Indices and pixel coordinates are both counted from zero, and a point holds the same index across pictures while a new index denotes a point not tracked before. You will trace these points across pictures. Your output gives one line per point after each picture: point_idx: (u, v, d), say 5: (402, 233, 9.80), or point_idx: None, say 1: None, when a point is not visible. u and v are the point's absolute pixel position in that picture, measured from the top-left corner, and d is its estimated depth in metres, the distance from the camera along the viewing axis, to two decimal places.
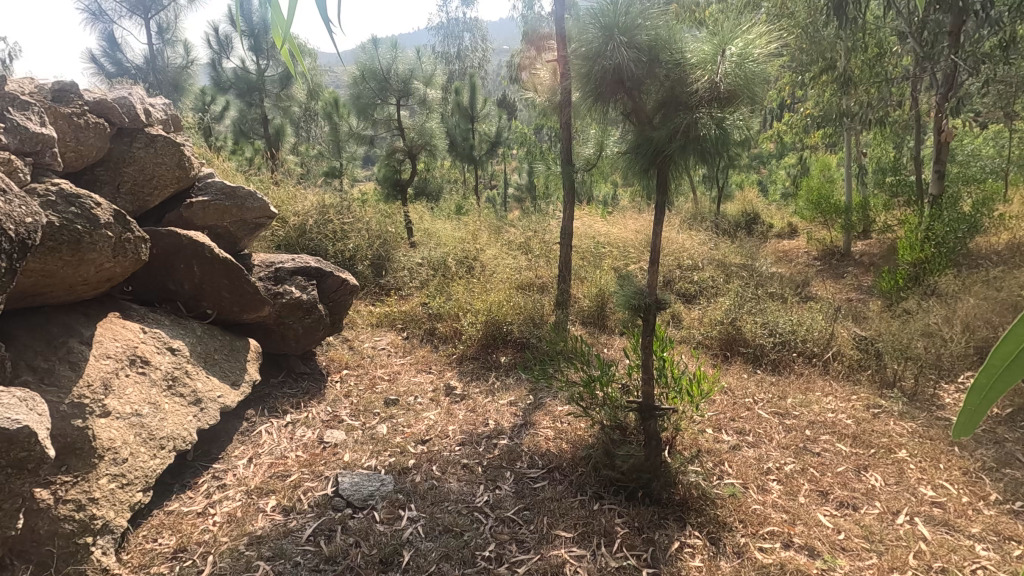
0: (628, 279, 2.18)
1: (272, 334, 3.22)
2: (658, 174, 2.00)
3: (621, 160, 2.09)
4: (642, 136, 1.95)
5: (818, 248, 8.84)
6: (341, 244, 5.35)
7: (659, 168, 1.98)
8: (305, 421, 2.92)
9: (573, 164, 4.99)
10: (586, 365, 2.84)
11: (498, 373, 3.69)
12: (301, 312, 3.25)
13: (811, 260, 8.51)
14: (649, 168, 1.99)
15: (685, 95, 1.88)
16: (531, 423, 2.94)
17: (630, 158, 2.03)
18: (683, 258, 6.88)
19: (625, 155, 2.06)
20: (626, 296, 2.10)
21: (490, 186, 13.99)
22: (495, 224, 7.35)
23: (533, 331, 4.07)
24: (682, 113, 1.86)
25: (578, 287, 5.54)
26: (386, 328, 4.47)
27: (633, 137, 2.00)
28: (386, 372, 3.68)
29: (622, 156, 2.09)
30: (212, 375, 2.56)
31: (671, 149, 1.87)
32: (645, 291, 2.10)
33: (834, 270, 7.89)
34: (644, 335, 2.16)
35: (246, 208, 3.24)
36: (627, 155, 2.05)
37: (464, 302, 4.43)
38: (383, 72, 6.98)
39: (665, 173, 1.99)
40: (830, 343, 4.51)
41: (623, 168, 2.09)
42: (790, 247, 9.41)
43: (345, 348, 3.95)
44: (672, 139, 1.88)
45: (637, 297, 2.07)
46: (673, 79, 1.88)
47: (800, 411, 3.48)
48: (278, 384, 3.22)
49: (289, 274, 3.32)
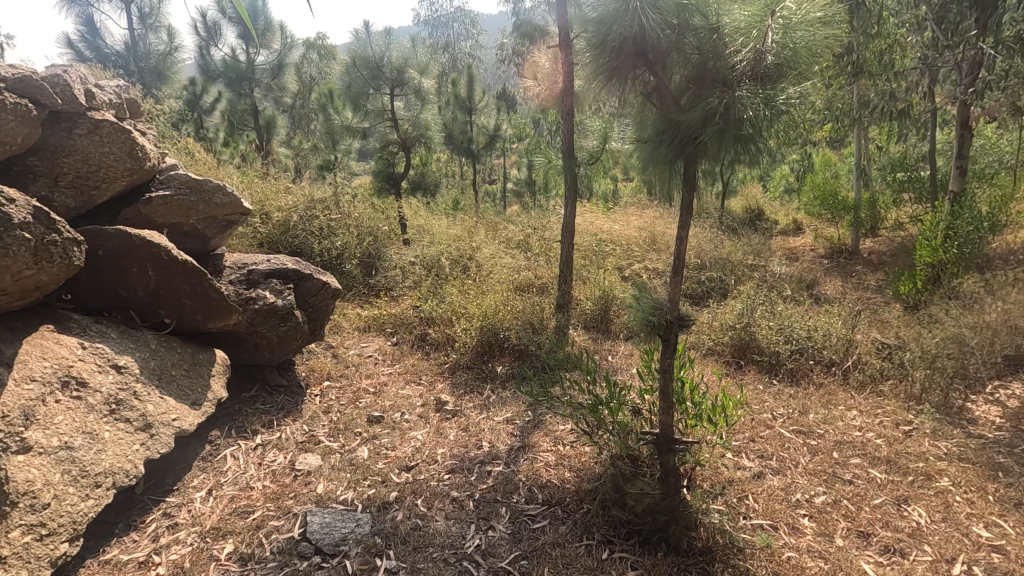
0: (644, 291, 1.88)
1: (244, 343, 2.91)
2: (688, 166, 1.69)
3: (641, 150, 1.78)
4: (667, 119, 1.63)
5: (825, 247, 8.44)
6: (327, 241, 5.00)
7: (689, 158, 1.66)
8: (277, 443, 2.61)
9: (575, 156, 4.68)
10: (592, 382, 2.55)
11: (493, 385, 3.38)
12: (275, 319, 2.95)
13: (818, 258, 8.21)
14: (678, 158, 1.66)
15: (722, 69, 1.56)
16: (529, 446, 2.64)
17: (652, 147, 1.71)
18: (688, 257, 6.57)
19: (646, 144, 1.75)
20: (643, 314, 1.79)
21: (488, 180, 13.67)
22: (492, 220, 7.03)
23: (532, 338, 3.77)
24: (718, 91, 1.53)
25: (580, 288, 5.23)
26: (374, 333, 4.16)
27: (656, 123, 1.69)
28: (371, 384, 3.37)
29: (641, 144, 1.78)
30: (168, 394, 2.26)
31: (705, 135, 1.54)
32: (665, 305, 1.79)
33: (843, 268, 7.60)
34: (662, 357, 1.85)
35: (214, 203, 2.92)
36: (648, 143, 1.73)
37: (459, 304, 4.13)
38: (377, 59, 6.65)
39: (694, 165, 1.68)
40: (850, 350, 4.21)
41: (645, 160, 1.78)
42: (796, 245, 9.10)
43: (328, 357, 3.63)
44: (706, 122, 1.55)
45: (656, 314, 1.77)
46: (709, 50, 1.56)
47: (824, 428, 3.17)
48: (250, 399, 2.91)
49: (263, 277, 3.01)
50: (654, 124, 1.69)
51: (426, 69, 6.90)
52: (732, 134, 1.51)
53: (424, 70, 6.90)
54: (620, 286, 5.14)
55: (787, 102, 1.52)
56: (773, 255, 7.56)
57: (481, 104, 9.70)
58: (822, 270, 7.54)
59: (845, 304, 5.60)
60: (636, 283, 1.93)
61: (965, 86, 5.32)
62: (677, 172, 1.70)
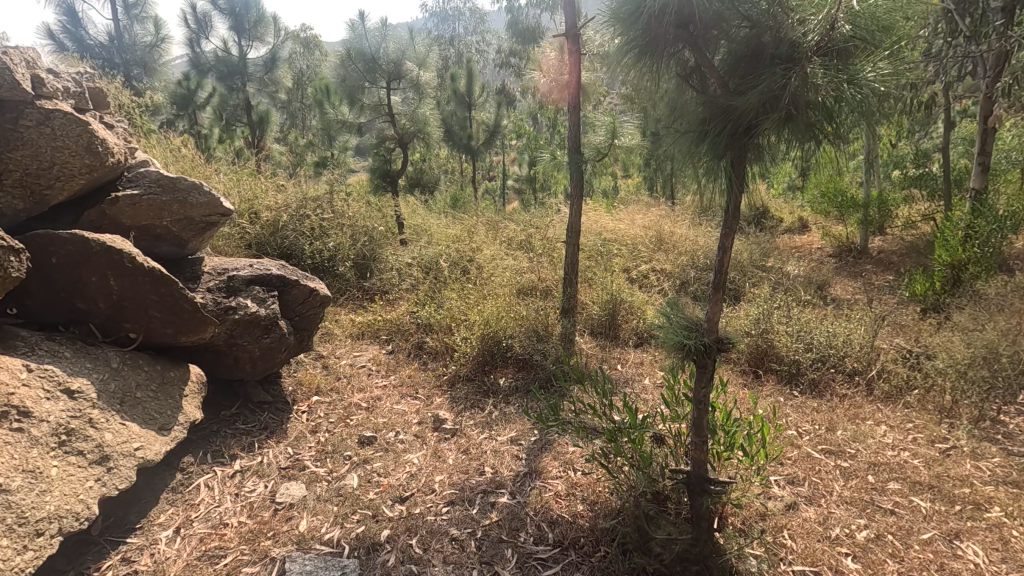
0: (676, 310, 1.69)
1: (223, 357, 2.65)
2: (735, 159, 1.57)
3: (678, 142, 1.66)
4: (714, 105, 1.53)
5: (833, 245, 8.19)
6: (319, 242, 4.73)
7: (739, 150, 1.55)
8: (257, 470, 2.36)
9: (581, 152, 4.42)
10: (608, 402, 2.31)
11: (496, 400, 3.13)
12: (258, 331, 2.69)
13: (826, 257, 7.97)
14: (725, 151, 1.55)
15: (788, 48, 1.43)
16: (537, 472, 2.39)
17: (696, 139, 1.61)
18: (696, 256, 6.29)
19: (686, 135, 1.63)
20: (677, 336, 1.60)
21: (488, 177, 13.40)
22: (492, 219, 6.78)
23: (537, 346, 3.52)
24: (780, 71, 1.41)
25: (585, 291, 4.98)
26: (368, 341, 3.90)
27: (700, 110, 1.59)
28: (364, 399, 3.12)
29: (679, 136, 1.67)
30: (131, 420, 2.01)
31: (765, 123, 1.44)
32: (703, 326, 1.59)
33: (852, 267, 7.38)
34: (698, 385, 1.65)
35: (190, 203, 2.65)
36: (690, 134, 1.62)
37: (458, 310, 3.87)
38: (372, 51, 6.37)
39: (743, 159, 1.58)
40: (874, 358, 3.95)
41: (683, 152, 1.66)
42: (804, 243, 8.86)
43: (318, 368, 3.38)
44: (764, 109, 1.44)
45: (691, 337, 1.58)
46: (769, 25, 1.44)
47: (856, 447, 2.92)
48: (230, 417, 2.66)
49: (244, 284, 2.77)
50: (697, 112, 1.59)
51: (424, 62, 6.64)
52: (801, 120, 1.41)
53: (421, 63, 6.64)
54: (629, 289, 4.89)
55: (876, 77, 1.38)
56: (783, 255, 7.31)
57: (480, 98, 9.45)
58: (832, 269, 7.30)
59: (861, 307, 5.35)
60: (665, 301, 1.73)
61: (989, 79, 5.06)
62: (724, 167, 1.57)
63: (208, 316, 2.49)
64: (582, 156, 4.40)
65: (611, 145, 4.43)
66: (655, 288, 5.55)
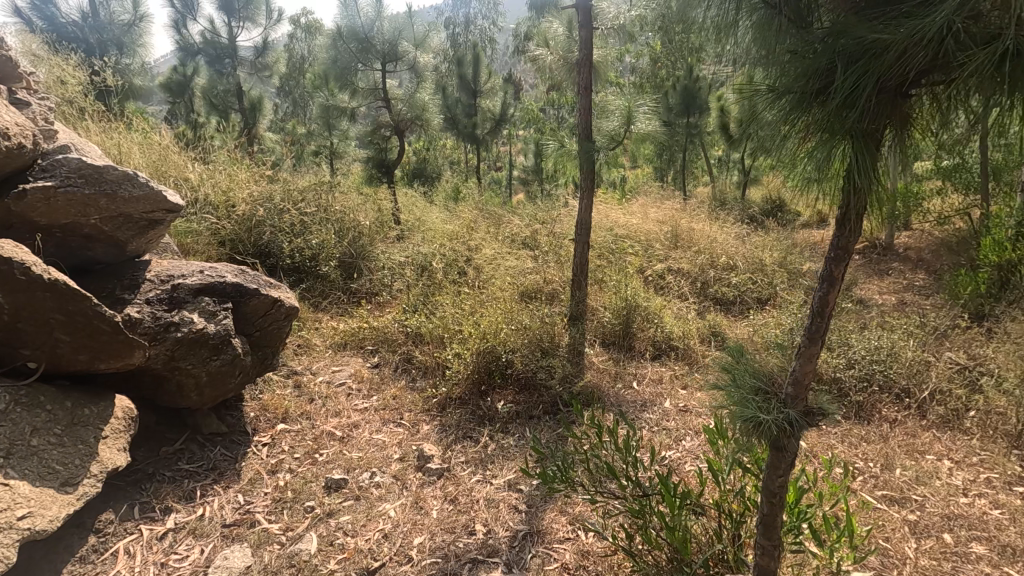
0: (741, 362, 1.45)
1: (163, 385, 2.21)
2: (870, 133, 1.06)
3: (774, 104, 1.16)
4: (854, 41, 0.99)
5: (856, 241, 7.67)
6: (300, 239, 4.27)
7: (879, 118, 1.05)
8: (195, 528, 1.91)
9: (592, 140, 3.94)
10: (631, 454, 1.79)
11: (493, 430, 2.69)
12: (205, 352, 2.25)
13: (848, 253, 7.47)
14: (858, 120, 1.04)
15: None
16: (540, 534, 1.95)
17: (807, 99, 1.10)
18: (715, 255, 5.79)
19: (790, 93, 1.12)
20: (740, 402, 1.38)
21: (493, 168, 12.94)
22: (494, 212, 6.32)
23: (541, 362, 3.06)
24: None
25: (595, 294, 4.52)
26: (350, 353, 3.45)
27: (813, 56, 1.07)
28: (339, 427, 2.69)
29: (775, 95, 1.15)
30: (17, 479, 1.58)
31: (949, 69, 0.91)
32: (789, 393, 1.33)
33: (876, 265, 6.88)
34: (766, 477, 1.41)
35: (122, 198, 2.20)
36: (792, 91, 1.12)
37: (451, 320, 3.42)
38: (365, 30, 5.86)
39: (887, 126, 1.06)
40: (925, 373, 3.46)
41: (781, 121, 1.15)
42: (823, 238, 8.34)
43: (289, 388, 2.94)
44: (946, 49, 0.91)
45: (769, 410, 1.33)
46: None
47: (921, 492, 2.44)
48: (173, 456, 2.21)
49: (192, 294, 2.33)
50: (808, 60, 1.07)
51: (423, 43, 6.16)
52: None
53: (419, 42, 6.16)
54: (643, 292, 4.43)
55: None
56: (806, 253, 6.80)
57: (487, 85, 8.93)
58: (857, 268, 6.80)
59: (896, 313, 4.86)
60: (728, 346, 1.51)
61: None
62: (849, 148, 1.06)
63: (135, 340, 2.05)
64: (595, 144, 3.90)
65: (627, 132, 3.95)
66: (670, 290, 5.08)
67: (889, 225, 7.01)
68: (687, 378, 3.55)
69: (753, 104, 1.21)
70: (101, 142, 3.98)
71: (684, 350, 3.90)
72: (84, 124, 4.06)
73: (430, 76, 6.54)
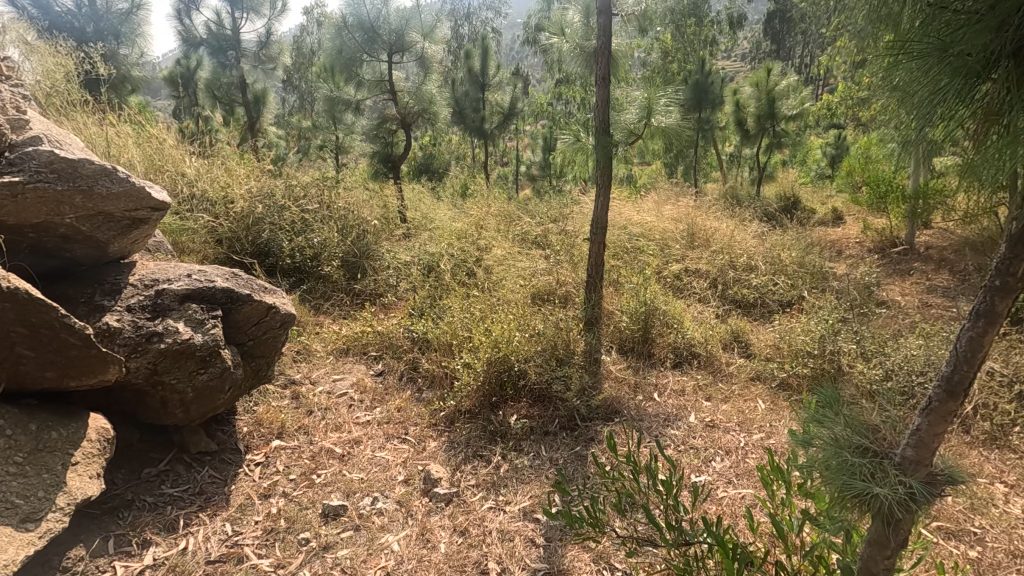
0: (835, 412, 1.25)
1: (146, 400, 2.02)
2: None
3: (946, 68, 1.03)
4: None
5: (874, 240, 7.40)
6: (301, 238, 4.06)
7: None
8: (176, 566, 1.71)
9: (610, 134, 3.70)
10: (671, 493, 1.51)
11: (506, 448, 2.48)
12: (191, 365, 2.04)
13: (865, 252, 7.21)
14: None
15: None
16: None
17: (992, 64, 0.96)
18: (734, 255, 5.55)
19: (968, 56, 0.98)
20: (835, 451, 1.16)
21: (500, 164, 12.75)
22: (503, 210, 6.11)
23: (556, 373, 2.86)
24: None
25: (610, 296, 4.30)
26: (353, 360, 3.25)
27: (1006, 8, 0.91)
28: (340, 444, 2.49)
29: (946, 59, 1.02)
30: None
31: None
32: (901, 460, 1.11)
33: (896, 265, 6.61)
34: (868, 554, 1.19)
35: (100, 194, 2.01)
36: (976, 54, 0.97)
37: (460, 326, 3.21)
38: (372, 18, 5.63)
39: None
40: (968, 384, 3.15)
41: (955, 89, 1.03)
42: (840, 236, 8.08)
43: (287, 399, 2.75)
44: None
45: (881, 481, 1.09)
46: None
47: (978, 524, 2.21)
48: (156, 478, 2.02)
49: (178, 301, 2.13)
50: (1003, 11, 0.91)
51: (431, 33, 5.85)
52: None
53: (428, 32, 5.88)
54: (662, 295, 4.19)
55: None
56: (825, 253, 6.55)
57: (495, 79, 8.68)
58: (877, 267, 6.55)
59: (926, 317, 4.60)
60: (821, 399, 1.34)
61: None
62: None
63: (111, 355, 1.87)
64: (613, 138, 3.67)
65: (646, 126, 3.73)
66: (686, 293, 4.86)
67: (910, 223, 6.74)
68: (711, 390, 3.32)
69: (919, 67, 1.08)
70: (94, 134, 3.80)
71: (706, 358, 3.67)
72: (76, 115, 3.87)
73: (439, 67, 6.30)
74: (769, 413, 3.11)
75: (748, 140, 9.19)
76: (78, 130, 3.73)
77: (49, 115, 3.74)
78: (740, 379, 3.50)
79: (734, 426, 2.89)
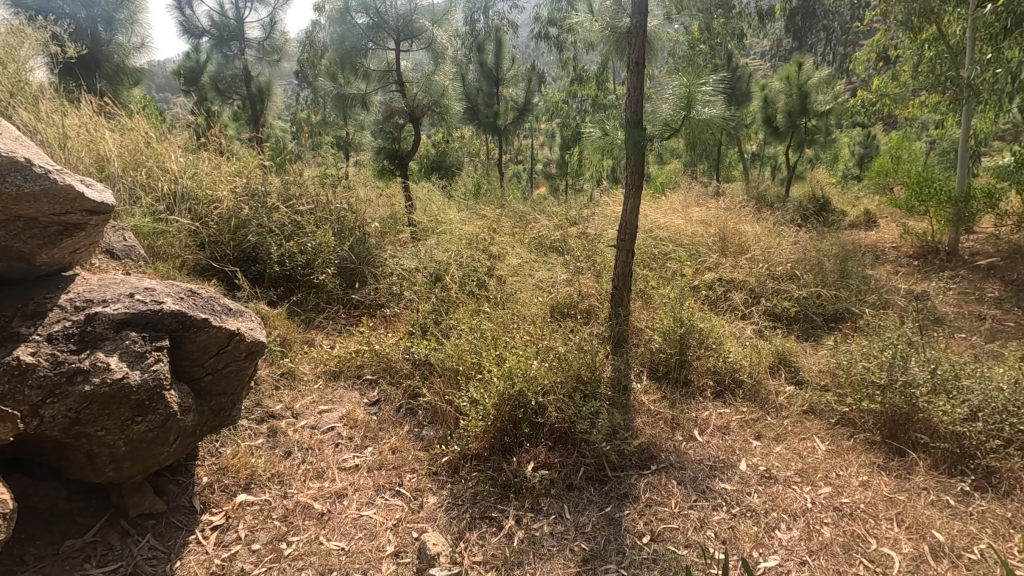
0: None
1: (69, 454, 1.61)
2: None
3: None
4: None
5: (914, 245, 6.75)
6: (292, 242, 3.63)
7: None
8: None
9: (643, 128, 3.23)
10: None
11: (519, 509, 2.02)
12: (127, 411, 1.62)
13: (901, 257, 6.61)
14: None
15: None
16: None
17: None
18: (771, 261, 5.03)
19: None
20: None
21: (512, 161, 12.29)
22: (515, 210, 5.65)
23: (582, 411, 2.39)
24: None
25: (638, 311, 3.83)
26: (345, 386, 2.81)
27: None
28: (318, 499, 2.05)
29: None
30: None
31: None
32: None
33: (938, 270, 6.01)
34: None
35: (12, 194, 1.58)
36: None
37: (469, 349, 2.75)
38: (377, 2, 5.18)
39: None
40: None
41: None
42: (873, 239, 7.49)
43: (263, 438, 2.32)
44: None
45: None
46: None
47: None
48: (79, 553, 1.60)
49: (115, 328, 1.70)
50: None
51: (443, 19, 5.41)
52: None
53: (439, 18, 5.42)
54: (699, 312, 3.69)
55: None
56: (866, 259, 6.00)
57: (510, 73, 8.22)
58: (916, 272, 5.97)
59: (990, 337, 4.07)
60: None
61: None
62: None
63: (11, 408, 1.45)
64: (645, 133, 3.17)
65: (685, 119, 3.15)
66: (721, 308, 4.37)
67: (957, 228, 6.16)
68: (761, 426, 2.83)
69: None
70: (64, 126, 3.40)
71: (750, 387, 3.18)
72: (43, 103, 3.48)
73: (450, 56, 5.84)
74: (833, 458, 2.62)
75: (777, 137, 8.61)
76: (45, 120, 3.33)
77: (13, 104, 3.35)
78: (793, 412, 3.00)
79: (794, 476, 2.41)
